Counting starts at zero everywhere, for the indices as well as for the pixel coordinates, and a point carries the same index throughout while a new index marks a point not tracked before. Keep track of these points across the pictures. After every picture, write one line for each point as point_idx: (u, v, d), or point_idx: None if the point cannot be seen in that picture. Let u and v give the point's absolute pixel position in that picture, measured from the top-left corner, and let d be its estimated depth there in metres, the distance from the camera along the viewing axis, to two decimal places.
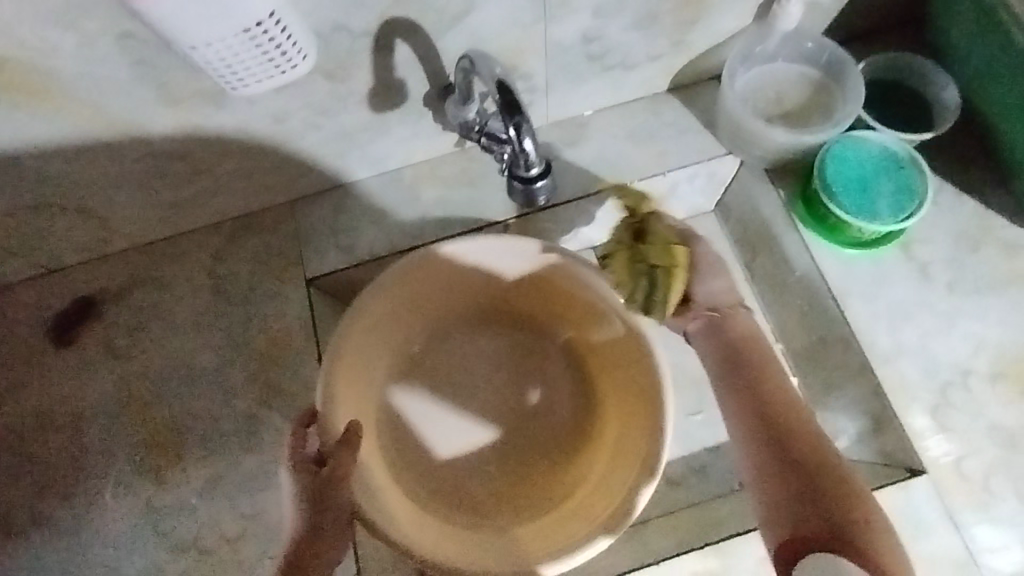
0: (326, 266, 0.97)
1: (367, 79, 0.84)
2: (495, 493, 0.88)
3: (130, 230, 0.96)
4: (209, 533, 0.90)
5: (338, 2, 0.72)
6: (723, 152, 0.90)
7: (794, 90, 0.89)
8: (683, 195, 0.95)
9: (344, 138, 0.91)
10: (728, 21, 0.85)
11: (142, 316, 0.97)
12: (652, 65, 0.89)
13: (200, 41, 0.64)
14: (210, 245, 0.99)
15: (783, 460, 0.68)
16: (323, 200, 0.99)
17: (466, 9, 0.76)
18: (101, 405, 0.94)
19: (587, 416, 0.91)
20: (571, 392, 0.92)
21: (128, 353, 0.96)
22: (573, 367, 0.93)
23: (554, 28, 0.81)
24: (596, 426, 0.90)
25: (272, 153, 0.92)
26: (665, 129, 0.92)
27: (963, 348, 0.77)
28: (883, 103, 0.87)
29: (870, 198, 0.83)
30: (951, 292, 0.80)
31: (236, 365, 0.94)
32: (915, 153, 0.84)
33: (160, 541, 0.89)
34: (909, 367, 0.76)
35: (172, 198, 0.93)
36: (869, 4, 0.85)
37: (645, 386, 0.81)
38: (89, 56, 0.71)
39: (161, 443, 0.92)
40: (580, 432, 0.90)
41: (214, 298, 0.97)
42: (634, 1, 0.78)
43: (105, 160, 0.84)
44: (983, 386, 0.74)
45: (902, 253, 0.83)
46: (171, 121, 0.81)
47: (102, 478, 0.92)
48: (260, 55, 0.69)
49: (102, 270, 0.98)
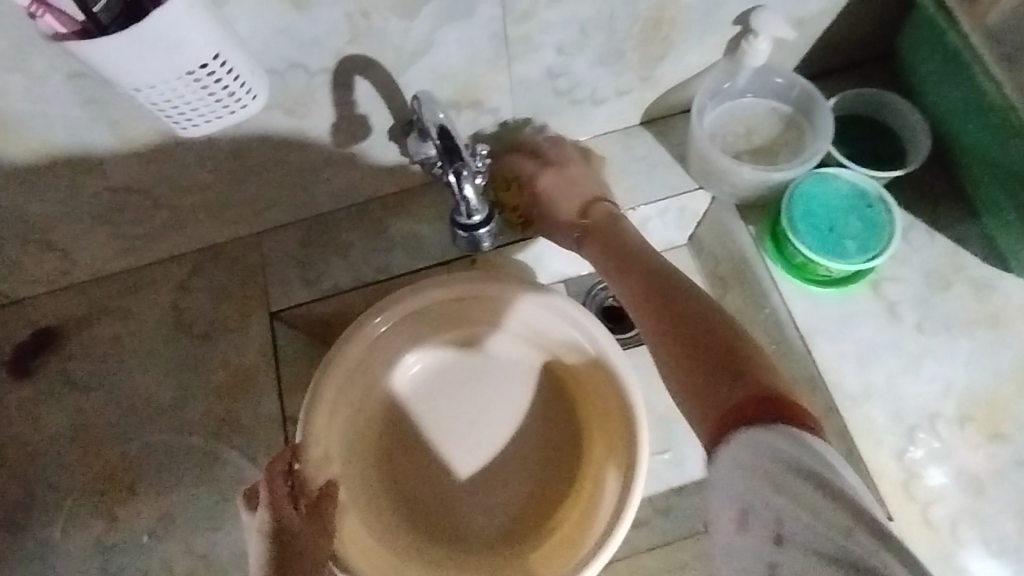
0: (291, 299, 0.88)
1: (328, 114, 0.76)
2: (492, 530, 0.85)
3: (91, 263, 0.87)
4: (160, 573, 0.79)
5: (288, 40, 0.65)
6: (694, 187, 0.89)
7: (763, 126, 0.88)
8: (656, 230, 0.94)
9: (298, 172, 0.83)
10: (698, 56, 0.83)
11: (101, 349, 0.87)
12: (620, 99, 0.87)
13: (143, 83, 0.54)
14: (173, 276, 0.89)
15: (684, 321, 0.63)
16: (283, 235, 0.91)
17: (426, 47, 0.70)
18: (55, 441, 0.83)
19: (576, 442, 0.87)
20: (558, 419, 0.89)
21: (85, 386, 0.86)
22: (556, 394, 0.89)
23: (523, 64, 0.76)
24: (584, 451, 0.87)
25: (220, 190, 0.83)
26: (635, 163, 0.90)
27: (932, 391, 0.77)
28: (852, 139, 0.87)
29: (838, 238, 0.81)
30: (921, 333, 0.80)
31: (196, 403, 0.85)
32: (884, 191, 0.81)
33: None
34: (877, 411, 0.77)
35: (123, 231, 0.84)
36: (833, 43, 0.86)
37: (622, 414, 0.80)
38: (35, 93, 0.64)
39: (119, 479, 0.82)
40: (569, 459, 0.87)
41: (174, 333, 0.88)
42: (598, 38, 0.76)
43: (36, 196, 0.76)
44: (951, 430, 0.76)
45: (873, 292, 0.82)
46: (120, 158, 0.75)
47: (48, 516, 0.81)
48: (211, 98, 0.57)
49: (56, 302, 0.88)
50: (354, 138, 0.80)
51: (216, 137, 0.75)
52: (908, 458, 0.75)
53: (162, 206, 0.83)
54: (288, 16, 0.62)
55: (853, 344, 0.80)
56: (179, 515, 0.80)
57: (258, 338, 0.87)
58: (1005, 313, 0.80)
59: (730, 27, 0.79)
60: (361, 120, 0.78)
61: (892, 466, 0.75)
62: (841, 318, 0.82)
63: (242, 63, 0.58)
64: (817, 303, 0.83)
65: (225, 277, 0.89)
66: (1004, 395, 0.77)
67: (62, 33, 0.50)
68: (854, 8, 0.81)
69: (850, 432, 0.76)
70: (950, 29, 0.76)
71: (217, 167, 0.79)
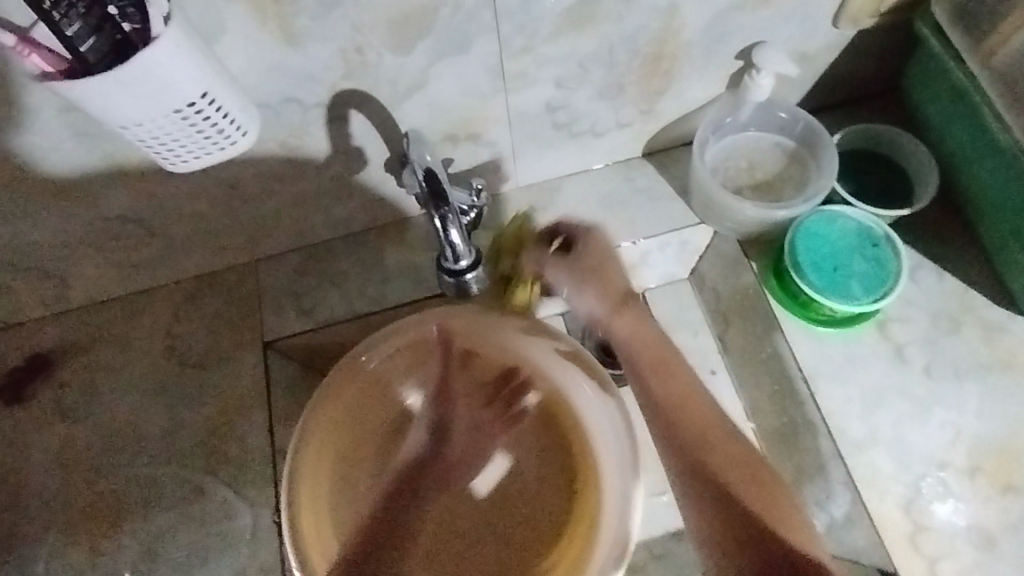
0: (285, 329, 0.87)
1: (323, 146, 0.75)
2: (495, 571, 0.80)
3: (87, 289, 0.87)
4: None
5: (282, 74, 0.64)
6: (695, 221, 0.88)
7: (768, 160, 0.86)
8: (655, 263, 0.91)
9: (296, 203, 0.83)
10: (700, 90, 0.82)
11: (91, 378, 0.86)
12: (620, 131, 0.85)
13: (131, 121, 0.53)
14: (168, 304, 0.89)
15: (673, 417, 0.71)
16: (279, 264, 0.90)
17: (422, 81, 0.69)
18: (42, 470, 0.83)
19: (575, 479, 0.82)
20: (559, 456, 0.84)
21: (75, 415, 0.85)
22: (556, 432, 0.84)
23: (520, 97, 0.75)
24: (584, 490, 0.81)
25: (217, 219, 0.83)
26: (635, 196, 0.89)
27: (940, 439, 0.75)
28: (858, 176, 0.85)
29: (843, 277, 0.79)
30: (929, 377, 0.77)
31: (185, 435, 0.84)
32: (890, 231, 0.79)
33: None
34: (883, 458, 0.75)
35: (119, 259, 0.84)
36: (839, 77, 0.84)
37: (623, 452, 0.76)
38: (29, 127, 0.64)
39: (104, 512, 0.81)
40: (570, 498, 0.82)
41: (166, 362, 0.87)
42: (598, 73, 0.75)
43: (33, 225, 0.76)
44: (959, 480, 0.73)
45: (879, 334, 0.80)
46: (117, 188, 0.75)
47: (31, 547, 0.80)
48: (200, 135, 0.57)
49: (49, 329, 0.88)
50: (350, 170, 0.80)
51: (212, 168, 0.75)
52: (915, 510, 0.72)
53: (158, 235, 0.82)
54: (281, 52, 0.62)
55: (858, 387, 0.78)
56: (164, 550, 0.79)
57: (251, 369, 0.86)
58: (1018, 358, 0.77)
59: (732, 62, 0.78)
60: (356, 152, 0.77)
61: (897, 517, 0.72)
62: (845, 361, 0.79)
63: (233, 100, 0.58)
64: (821, 345, 0.80)
65: (221, 305, 0.89)
66: (1017, 446, 0.74)
67: (49, 73, 0.50)
68: (860, 43, 0.80)
69: (855, 482, 0.74)
70: (956, 66, 0.74)
71: (213, 198, 0.79)
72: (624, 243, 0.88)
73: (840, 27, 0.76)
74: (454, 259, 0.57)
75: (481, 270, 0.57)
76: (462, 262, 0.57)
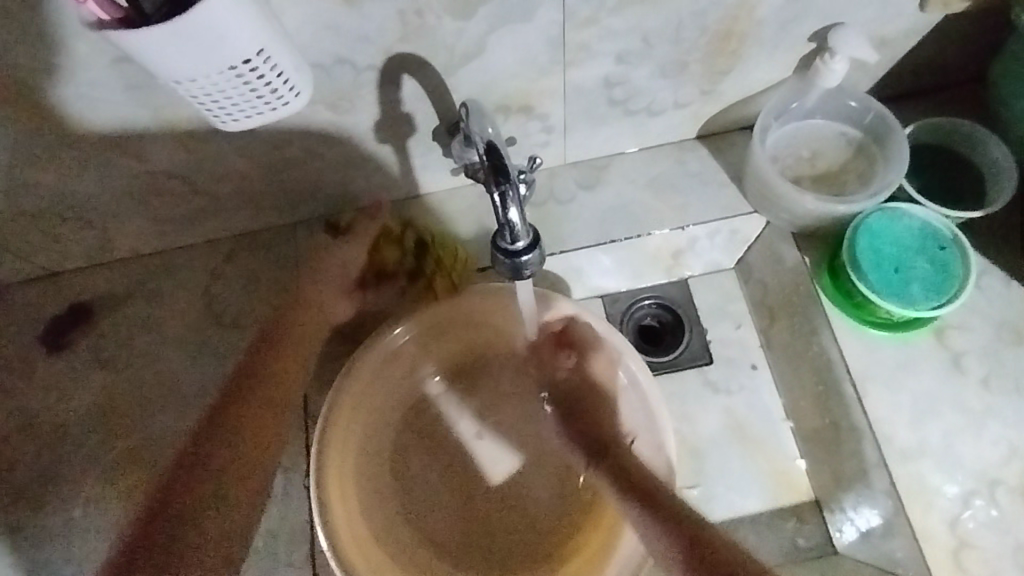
0: (323, 294, 0.87)
1: (372, 111, 0.74)
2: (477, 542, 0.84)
3: (131, 241, 0.87)
4: None
5: (337, 34, 0.62)
6: (748, 210, 0.84)
7: (832, 151, 0.82)
8: (701, 251, 0.89)
9: (338, 167, 0.81)
10: (766, 73, 0.78)
11: (132, 329, 0.87)
12: (678, 112, 0.82)
13: (185, 76, 0.52)
14: (208, 261, 0.89)
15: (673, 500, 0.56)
16: (319, 228, 0.89)
17: (479, 47, 0.66)
18: (82, 417, 0.84)
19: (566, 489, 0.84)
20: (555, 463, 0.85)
21: (116, 364, 0.86)
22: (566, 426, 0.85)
23: (579, 70, 0.72)
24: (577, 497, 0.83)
25: (261, 180, 0.82)
26: (687, 180, 0.86)
27: (994, 455, 0.72)
28: (928, 174, 0.80)
29: (904, 280, 0.75)
30: (986, 389, 0.74)
31: (220, 392, 0.84)
32: (959, 234, 0.75)
33: None
34: (930, 469, 0.71)
35: (163, 214, 0.84)
36: (916, 65, 0.79)
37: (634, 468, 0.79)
38: (80, 76, 0.63)
39: (139, 461, 0.82)
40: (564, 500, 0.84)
41: (204, 318, 0.87)
42: (661, 49, 0.71)
43: (79, 176, 0.76)
44: (1009, 497, 0.70)
45: (936, 341, 0.76)
46: (163, 145, 0.74)
47: (71, 492, 0.82)
48: (252, 94, 0.55)
49: (95, 278, 0.89)
50: (398, 137, 0.78)
51: (257, 128, 0.73)
52: (961, 526, 0.69)
53: (200, 193, 0.82)
54: (338, 11, 0.60)
55: (909, 395, 0.75)
56: None
57: (286, 333, 0.86)
58: None
59: (806, 43, 0.74)
60: (406, 119, 0.75)
61: (941, 532, 0.69)
62: (898, 365, 0.76)
63: (286, 59, 0.56)
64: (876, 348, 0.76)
65: (259, 265, 0.88)
66: None
67: (103, 20, 0.47)
68: (946, 29, 0.74)
69: (899, 492, 0.71)
70: None
71: (259, 157, 0.78)
72: (671, 229, 0.85)
73: (927, 11, 0.71)
74: (509, 238, 0.54)
75: (537, 254, 0.54)
76: (518, 241, 0.54)
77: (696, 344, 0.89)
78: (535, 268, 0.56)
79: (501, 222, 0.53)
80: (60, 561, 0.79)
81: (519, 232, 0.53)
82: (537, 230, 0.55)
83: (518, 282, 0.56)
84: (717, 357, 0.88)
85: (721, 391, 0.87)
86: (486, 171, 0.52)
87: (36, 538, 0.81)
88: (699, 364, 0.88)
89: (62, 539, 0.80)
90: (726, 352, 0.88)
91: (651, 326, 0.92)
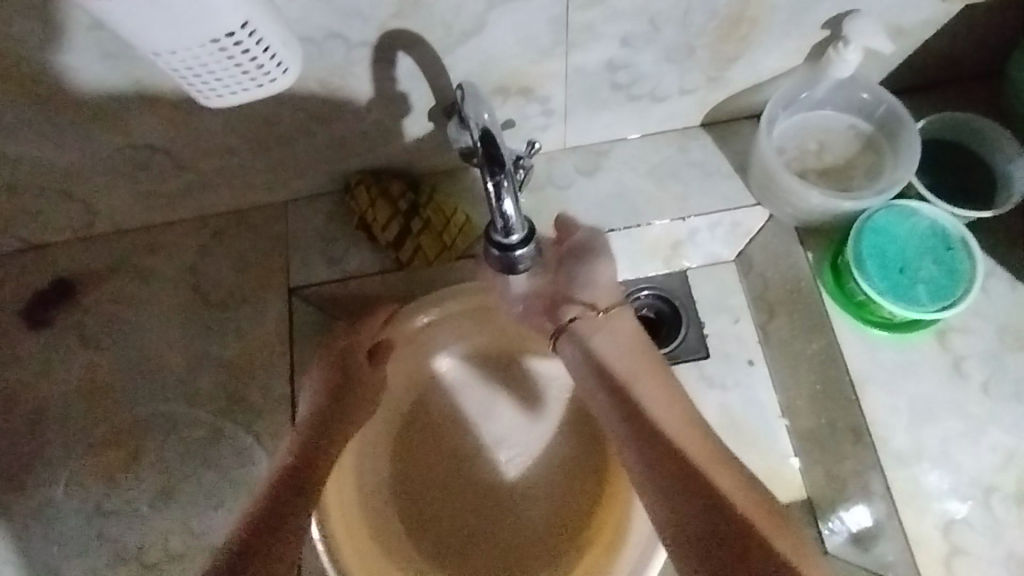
0: (312, 276, 0.84)
1: (367, 89, 0.71)
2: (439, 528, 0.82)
3: (115, 216, 0.84)
4: (155, 544, 0.78)
5: (330, 8, 0.59)
6: (751, 203, 0.82)
7: (840, 144, 0.79)
8: (701, 243, 0.87)
9: (330, 145, 0.78)
10: (776, 61, 0.75)
11: (117, 307, 0.85)
12: (683, 99, 0.79)
13: (164, 48, 0.49)
14: (196, 239, 0.86)
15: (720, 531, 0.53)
16: (310, 207, 0.86)
17: (478, 25, 0.63)
18: (65, 396, 0.82)
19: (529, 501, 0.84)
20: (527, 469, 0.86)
21: (100, 343, 0.84)
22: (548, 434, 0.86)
23: (582, 53, 0.69)
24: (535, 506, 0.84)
25: (250, 156, 0.79)
26: (690, 169, 0.84)
27: (989, 460, 0.70)
28: (938, 171, 0.78)
29: (909, 280, 0.73)
30: (985, 394, 0.72)
31: (206, 374, 0.82)
32: (968, 234, 0.73)
33: (104, 545, 0.78)
34: (924, 474, 0.70)
35: (149, 188, 0.81)
36: (931, 57, 0.76)
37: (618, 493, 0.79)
38: (58, 43, 0.60)
39: (122, 442, 0.81)
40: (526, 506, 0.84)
41: (191, 297, 0.85)
42: (668, 32, 0.68)
43: (60, 148, 0.73)
44: (1002, 503, 0.69)
45: (937, 343, 0.75)
46: (147, 117, 0.71)
47: (52, 472, 0.80)
48: (237, 69, 0.53)
49: (79, 253, 0.86)
50: (393, 116, 0.75)
51: (246, 102, 0.70)
52: (953, 532, 0.69)
53: (186, 168, 0.79)
54: None
55: (907, 397, 0.73)
56: (182, 486, 0.79)
57: (273, 315, 0.84)
58: None
59: (818, 31, 0.71)
60: (400, 98, 0.72)
61: (933, 537, 0.69)
62: (897, 366, 0.74)
63: (274, 33, 0.53)
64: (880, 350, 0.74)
65: (248, 244, 0.86)
66: None
67: None
68: (963, 20, 0.72)
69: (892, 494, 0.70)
70: None
71: (247, 133, 0.75)
72: (671, 220, 0.83)
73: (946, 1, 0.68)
74: (503, 231, 0.51)
75: (531, 249, 0.52)
76: (512, 234, 0.51)
77: (692, 336, 0.87)
78: (529, 263, 0.53)
79: (494, 214, 0.50)
80: (41, 539, 0.78)
81: (512, 224, 0.51)
82: (532, 222, 0.53)
83: (510, 276, 0.53)
84: (713, 351, 0.86)
85: (716, 385, 0.84)
86: (480, 159, 0.49)
87: (16, 517, 0.79)
88: (695, 357, 0.86)
89: (41, 518, 0.79)
90: (723, 346, 0.86)
91: (647, 317, 0.89)
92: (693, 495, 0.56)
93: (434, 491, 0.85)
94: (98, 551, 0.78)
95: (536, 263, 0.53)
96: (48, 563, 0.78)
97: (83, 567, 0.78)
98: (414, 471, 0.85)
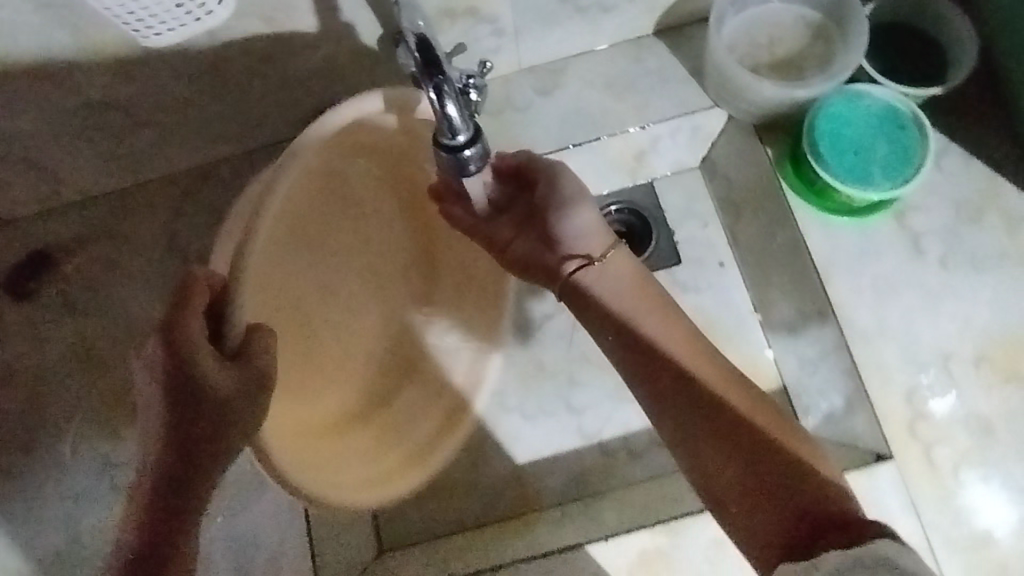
0: None
1: (311, 23, 0.70)
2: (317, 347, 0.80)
3: (82, 183, 0.84)
4: None
5: None
6: (708, 105, 0.83)
7: (791, 36, 0.79)
8: (664, 151, 0.88)
9: (285, 87, 0.78)
10: None
11: (98, 273, 0.86)
12: (632, 6, 0.78)
13: None
14: (167, 198, 0.87)
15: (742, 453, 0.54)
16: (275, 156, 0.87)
17: None
18: (60, 363, 0.84)
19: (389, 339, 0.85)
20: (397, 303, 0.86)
21: (86, 309, 0.85)
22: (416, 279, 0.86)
23: None
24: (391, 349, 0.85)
25: (205, 107, 0.78)
26: (646, 79, 0.84)
27: (949, 329, 0.73)
28: (889, 54, 0.78)
29: (864, 164, 0.74)
30: (944, 267, 0.75)
31: None
32: (918, 111, 0.74)
33: (116, 497, 0.82)
34: (887, 348, 0.73)
35: (109, 150, 0.81)
36: None
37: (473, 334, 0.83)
38: None
39: (120, 401, 0.84)
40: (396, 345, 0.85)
41: (168, 257, 0.87)
42: None
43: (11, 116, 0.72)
44: (963, 368, 0.72)
45: (896, 223, 0.76)
46: (94, 74, 0.70)
47: (55, 436, 0.83)
48: (169, 4, 0.52)
49: (52, 224, 0.86)
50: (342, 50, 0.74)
51: (192, 49, 0.70)
52: (917, 398, 0.71)
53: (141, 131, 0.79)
54: None
55: (870, 278, 0.75)
56: None
57: None
58: None
59: None
60: (345, 30, 0.72)
61: (897, 404, 0.71)
62: (858, 249, 0.76)
63: None
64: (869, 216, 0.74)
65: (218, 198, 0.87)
66: None
67: None
68: None
69: (859, 370, 0.73)
70: None
71: (199, 82, 0.74)
72: (632, 130, 0.84)
73: None
74: (450, 133, 0.53)
75: (479, 150, 0.54)
76: (459, 137, 0.53)
77: (663, 245, 0.90)
78: (479, 164, 0.55)
79: (440, 118, 0.51)
80: (53, 500, 0.82)
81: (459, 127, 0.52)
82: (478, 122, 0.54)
83: (463, 176, 0.56)
84: (685, 257, 0.89)
85: (690, 290, 0.87)
86: (418, 67, 0.50)
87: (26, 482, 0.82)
88: (668, 265, 0.88)
89: (49, 480, 0.82)
90: (693, 251, 0.89)
91: (619, 233, 0.91)
92: (696, 404, 0.58)
93: (341, 303, 0.81)
94: (110, 503, 0.82)
95: (486, 160, 0.55)
96: (65, 519, 0.81)
97: (96, 519, 0.81)
98: (333, 285, 0.81)
